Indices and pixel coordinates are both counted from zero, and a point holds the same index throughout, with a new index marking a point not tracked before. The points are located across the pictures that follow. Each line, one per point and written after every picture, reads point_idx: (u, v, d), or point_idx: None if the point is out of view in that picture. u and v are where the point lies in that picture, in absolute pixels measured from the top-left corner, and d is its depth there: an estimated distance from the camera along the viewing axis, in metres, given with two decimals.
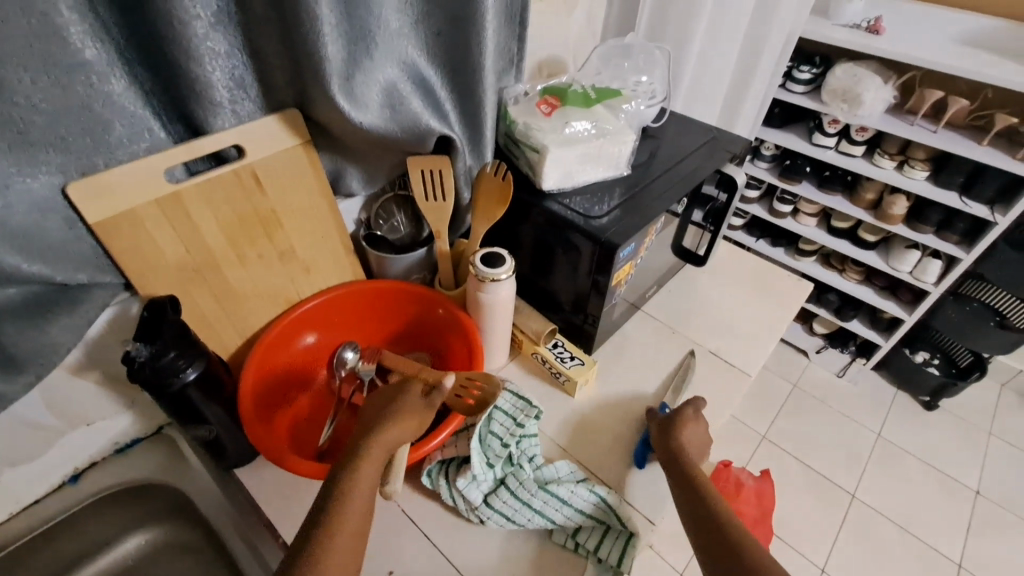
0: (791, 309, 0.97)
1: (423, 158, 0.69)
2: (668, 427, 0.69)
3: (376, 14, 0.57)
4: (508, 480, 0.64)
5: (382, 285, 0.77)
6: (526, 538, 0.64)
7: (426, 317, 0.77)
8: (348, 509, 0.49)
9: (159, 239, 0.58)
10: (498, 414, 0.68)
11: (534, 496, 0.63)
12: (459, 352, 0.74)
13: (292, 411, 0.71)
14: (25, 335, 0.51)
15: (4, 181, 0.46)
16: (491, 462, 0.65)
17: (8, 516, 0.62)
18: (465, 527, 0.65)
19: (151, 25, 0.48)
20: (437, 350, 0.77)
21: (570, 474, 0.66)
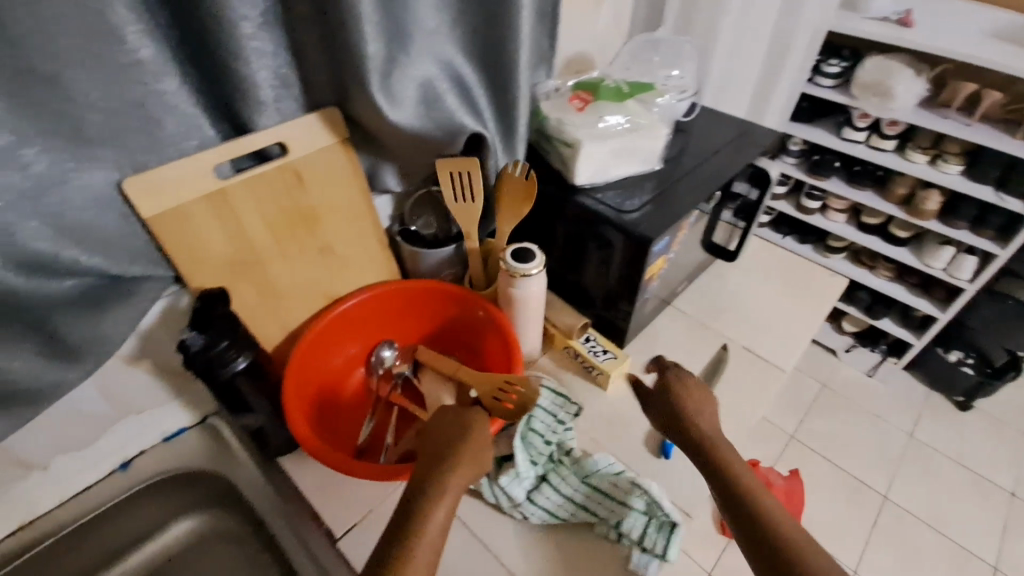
0: (824, 304, 0.96)
1: (451, 159, 0.68)
2: (683, 420, 0.67)
3: (415, 12, 0.58)
4: (550, 476, 0.66)
5: (419, 286, 0.76)
6: (568, 531, 0.65)
7: (463, 318, 0.77)
8: (425, 540, 0.49)
9: (206, 234, 0.60)
10: (539, 411, 0.71)
11: (577, 491, 0.65)
12: (497, 355, 0.74)
13: (334, 411, 0.73)
14: (82, 325, 0.53)
15: (63, 176, 0.48)
16: (534, 460, 0.67)
17: (59, 504, 0.64)
18: (503, 519, 0.65)
19: (200, 25, 0.50)
20: (471, 351, 0.78)
21: (608, 465, 0.67)
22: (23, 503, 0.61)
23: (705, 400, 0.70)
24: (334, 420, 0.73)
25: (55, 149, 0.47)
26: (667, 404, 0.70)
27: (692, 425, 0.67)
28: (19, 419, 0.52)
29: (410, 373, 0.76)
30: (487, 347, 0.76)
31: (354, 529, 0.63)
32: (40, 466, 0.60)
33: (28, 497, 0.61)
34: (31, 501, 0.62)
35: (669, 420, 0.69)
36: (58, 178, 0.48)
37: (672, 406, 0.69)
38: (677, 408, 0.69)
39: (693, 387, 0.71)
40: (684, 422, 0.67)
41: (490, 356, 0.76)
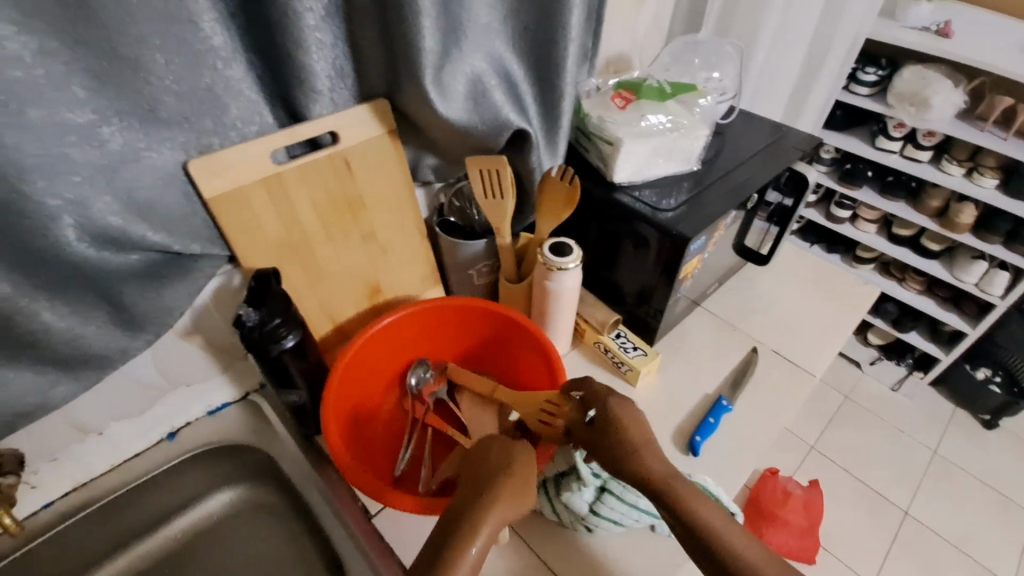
0: (855, 312, 0.95)
1: (481, 158, 0.70)
2: (625, 459, 0.54)
3: (469, 9, 0.60)
4: (611, 485, 0.62)
5: (459, 302, 0.74)
6: (625, 537, 0.65)
7: (503, 336, 0.75)
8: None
9: (261, 217, 0.63)
10: None
11: (640, 498, 0.63)
12: (540, 372, 0.73)
13: (370, 428, 0.72)
14: (146, 297, 0.56)
15: (135, 154, 0.51)
16: (596, 473, 0.64)
17: (110, 468, 0.67)
18: (540, 519, 0.67)
19: (267, 16, 0.52)
20: (511, 370, 0.77)
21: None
22: (78, 465, 0.64)
23: (642, 431, 0.56)
24: (371, 445, 0.71)
25: (129, 128, 0.50)
26: (597, 439, 0.57)
27: (637, 470, 0.54)
28: (84, 383, 0.55)
29: (445, 394, 0.75)
30: (528, 367, 0.75)
31: (386, 515, 0.66)
32: (95, 431, 0.63)
33: (82, 459, 0.64)
34: (85, 464, 0.65)
35: (612, 465, 0.55)
36: (131, 156, 0.51)
37: (613, 452, 0.55)
38: (622, 456, 0.55)
39: (620, 405, 0.57)
40: (627, 470, 0.54)
41: (527, 370, 0.75)
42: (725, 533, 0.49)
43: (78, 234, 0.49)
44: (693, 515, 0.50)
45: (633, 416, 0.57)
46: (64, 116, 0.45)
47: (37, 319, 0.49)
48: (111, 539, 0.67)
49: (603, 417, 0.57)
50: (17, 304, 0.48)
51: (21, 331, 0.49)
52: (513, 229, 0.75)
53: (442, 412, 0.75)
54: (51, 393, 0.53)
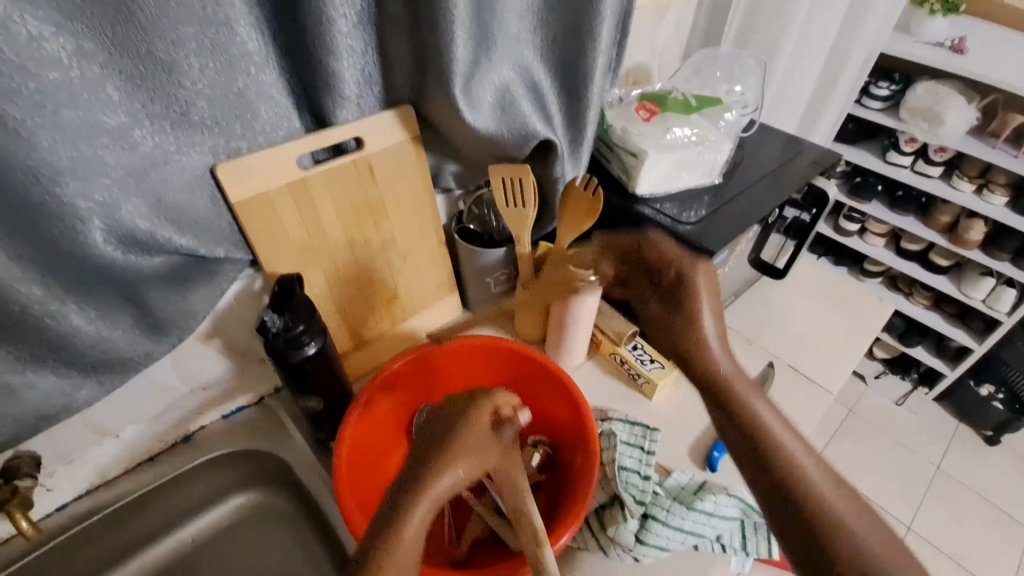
0: (870, 328, 0.95)
1: (503, 165, 0.69)
2: (682, 347, 0.55)
3: (501, 18, 0.60)
4: (655, 511, 0.60)
5: (474, 343, 0.71)
6: (669, 561, 0.61)
7: (518, 377, 0.72)
8: (393, 563, 0.43)
9: (285, 222, 0.63)
10: (622, 448, 0.65)
11: (685, 519, 0.60)
12: (555, 411, 0.69)
13: (378, 484, 0.67)
14: (169, 300, 0.55)
15: (165, 157, 0.51)
16: (638, 500, 0.61)
17: (124, 471, 0.67)
18: (576, 554, 0.62)
19: (300, 21, 0.52)
20: (523, 419, 0.73)
21: (686, 480, 0.66)
22: (95, 467, 0.64)
23: (720, 323, 0.56)
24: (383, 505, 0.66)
25: (160, 131, 0.50)
26: (669, 307, 0.57)
27: (702, 368, 0.54)
28: (107, 386, 0.55)
29: None
30: (537, 408, 0.71)
31: None
32: (112, 432, 0.63)
33: (98, 461, 0.64)
34: (100, 466, 0.64)
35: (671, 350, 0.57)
36: (160, 159, 0.50)
37: (671, 327, 0.56)
38: (687, 343, 0.55)
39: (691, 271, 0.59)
40: (692, 365, 0.55)
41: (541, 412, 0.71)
42: (795, 455, 0.47)
43: (106, 236, 0.48)
44: (761, 429, 0.49)
45: (705, 289, 0.57)
46: (98, 118, 0.45)
47: (66, 322, 0.49)
48: (123, 543, 0.66)
49: (672, 283, 0.58)
50: (45, 307, 0.47)
51: (44, 333, 0.48)
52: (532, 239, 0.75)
53: None
54: (76, 396, 0.53)
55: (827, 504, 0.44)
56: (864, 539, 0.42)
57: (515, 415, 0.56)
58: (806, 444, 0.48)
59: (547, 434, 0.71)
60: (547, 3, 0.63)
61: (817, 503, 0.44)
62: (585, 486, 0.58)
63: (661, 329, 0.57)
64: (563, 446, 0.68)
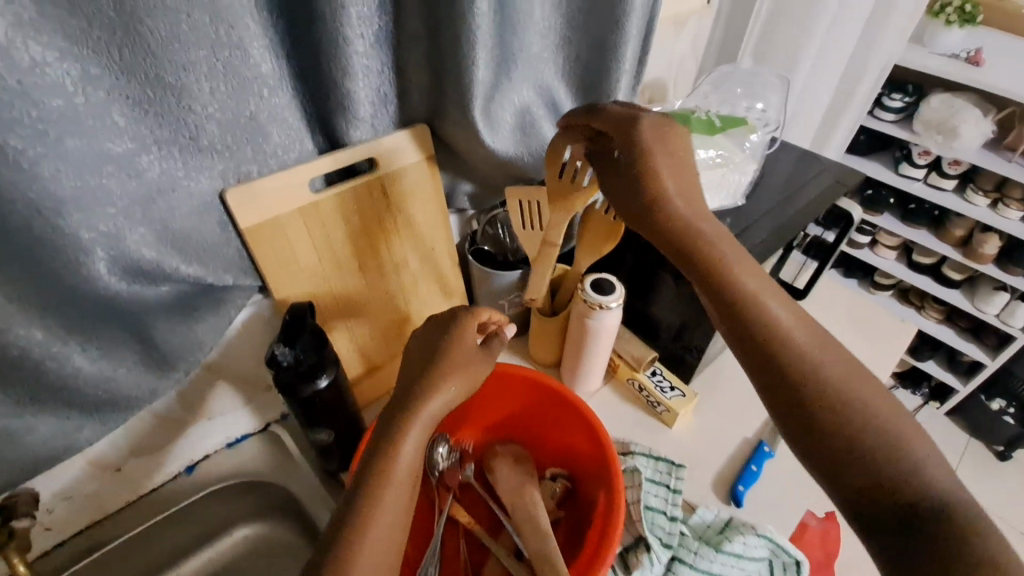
0: (893, 351, 0.92)
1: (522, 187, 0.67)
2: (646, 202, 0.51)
3: (523, 37, 0.58)
4: (681, 554, 0.59)
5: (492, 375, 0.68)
6: None
7: (537, 408, 0.69)
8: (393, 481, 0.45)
9: (296, 247, 0.60)
10: (647, 485, 0.63)
11: (712, 562, 0.58)
12: (574, 442, 0.66)
13: None
14: (175, 332, 0.53)
15: (172, 184, 0.48)
16: (665, 543, 0.60)
17: (125, 503, 0.64)
18: None
19: (316, 42, 0.50)
20: (540, 451, 0.70)
21: (712, 517, 0.63)
22: (95, 501, 0.61)
23: (685, 186, 0.52)
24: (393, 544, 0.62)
25: (167, 157, 0.47)
26: (618, 167, 0.52)
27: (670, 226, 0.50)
28: (109, 425, 0.53)
29: (474, 476, 0.67)
30: (553, 439, 0.69)
31: None
32: (113, 466, 0.60)
33: (98, 496, 0.61)
34: (100, 501, 0.62)
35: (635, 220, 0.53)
36: (167, 186, 0.48)
37: (642, 201, 0.51)
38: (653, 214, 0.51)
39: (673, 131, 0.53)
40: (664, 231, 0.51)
41: (561, 445, 0.68)
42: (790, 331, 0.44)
43: (109, 268, 0.46)
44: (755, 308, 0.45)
45: (664, 148, 0.52)
46: (104, 145, 0.43)
47: (68, 364, 0.47)
48: None
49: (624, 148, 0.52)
50: (46, 344, 0.45)
51: (43, 373, 0.46)
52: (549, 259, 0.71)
53: (471, 499, 0.67)
54: (77, 437, 0.51)
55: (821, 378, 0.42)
56: (863, 404, 0.41)
57: (501, 329, 0.60)
58: (800, 317, 0.45)
59: (566, 467, 0.68)
60: (569, 20, 0.61)
61: (816, 377, 0.42)
62: (609, 519, 0.56)
63: (624, 188, 0.52)
64: (584, 481, 0.65)
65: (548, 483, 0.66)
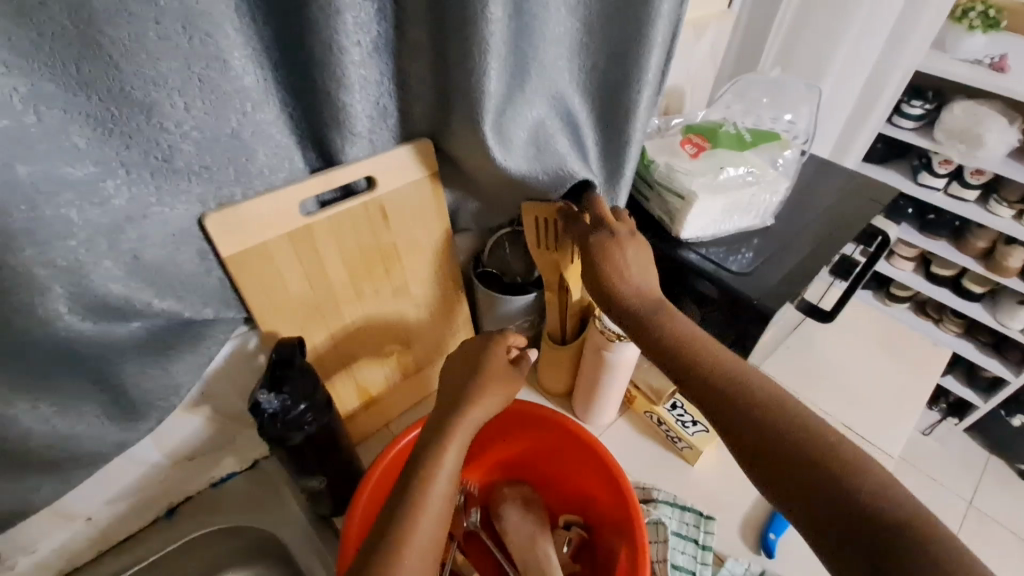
0: (925, 377, 0.86)
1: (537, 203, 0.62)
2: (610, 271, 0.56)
3: (537, 45, 0.52)
4: None
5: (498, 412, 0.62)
6: None
7: (545, 443, 0.63)
8: (430, 504, 0.44)
9: (285, 277, 0.55)
10: (673, 541, 0.60)
11: None
12: (587, 486, 0.61)
13: None
14: (147, 374, 0.47)
15: (143, 211, 0.43)
16: None
17: (99, 553, 0.59)
18: None
19: (307, 50, 0.44)
20: (551, 493, 0.65)
21: (743, 570, 0.60)
22: (64, 554, 0.56)
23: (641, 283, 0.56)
24: None
25: (137, 182, 0.42)
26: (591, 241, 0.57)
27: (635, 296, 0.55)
28: (72, 480, 0.47)
29: (479, 523, 0.62)
30: (567, 481, 0.63)
31: None
32: (84, 516, 0.55)
33: (67, 547, 0.56)
34: (69, 553, 0.56)
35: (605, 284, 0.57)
36: (137, 214, 0.42)
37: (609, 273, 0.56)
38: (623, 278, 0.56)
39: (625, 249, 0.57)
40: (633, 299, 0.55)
41: (574, 487, 0.63)
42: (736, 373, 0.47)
43: (68, 308, 0.40)
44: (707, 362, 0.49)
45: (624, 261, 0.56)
46: (61, 170, 0.37)
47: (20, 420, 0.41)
48: None
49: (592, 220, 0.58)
50: None
51: None
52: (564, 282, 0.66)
53: (475, 551, 0.61)
54: (33, 496, 0.45)
55: (772, 421, 0.43)
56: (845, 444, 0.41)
57: (524, 351, 0.58)
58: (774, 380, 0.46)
59: (580, 513, 0.63)
60: (588, 26, 0.55)
61: (770, 410, 0.44)
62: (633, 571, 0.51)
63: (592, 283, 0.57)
64: (601, 529, 0.60)
65: (562, 532, 0.60)
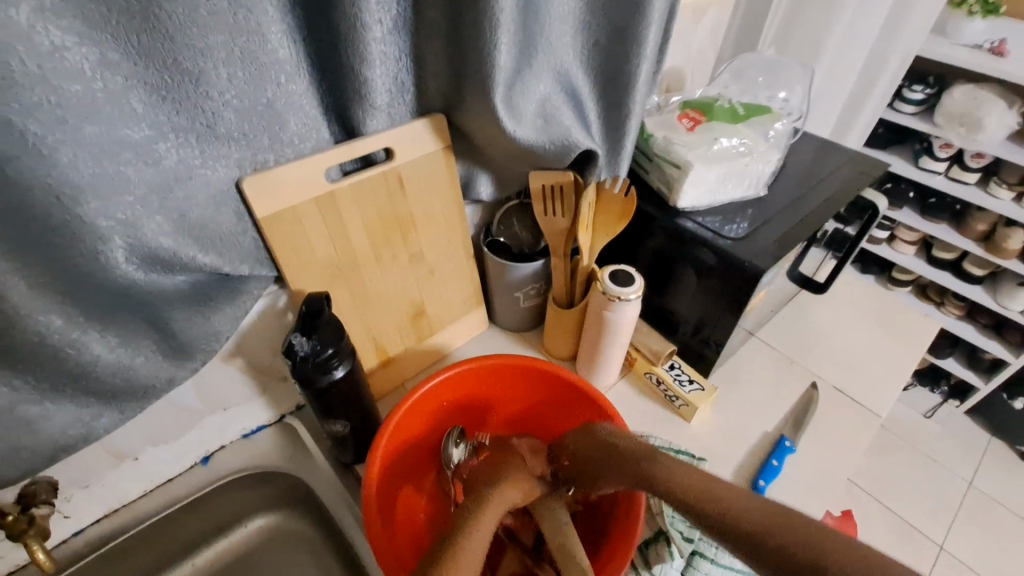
0: (917, 349, 0.90)
1: (545, 171, 0.67)
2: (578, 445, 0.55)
3: (543, 24, 0.57)
4: (705, 551, 0.60)
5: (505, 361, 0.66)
6: None
7: (551, 395, 0.68)
8: (467, 550, 0.45)
9: (313, 238, 0.60)
10: None
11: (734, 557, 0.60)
12: None
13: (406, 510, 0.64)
14: (191, 322, 0.52)
15: (189, 172, 0.48)
16: (687, 537, 0.60)
17: (142, 494, 0.65)
18: None
19: (333, 26, 0.49)
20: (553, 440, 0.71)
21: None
22: (114, 491, 0.62)
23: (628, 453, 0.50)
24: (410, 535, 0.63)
25: (185, 145, 0.46)
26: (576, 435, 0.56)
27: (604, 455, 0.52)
28: (127, 415, 0.53)
29: None
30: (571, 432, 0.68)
31: None
32: (131, 456, 0.60)
33: (115, 487, 0.62)
34: (117, 491, 0.62)
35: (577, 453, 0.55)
36: (184, 175, 0.47)
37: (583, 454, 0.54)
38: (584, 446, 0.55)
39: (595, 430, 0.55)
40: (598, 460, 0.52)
41: None
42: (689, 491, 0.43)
43: (127, 257, 0.45)
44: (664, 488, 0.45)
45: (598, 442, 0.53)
46: (122, 132, 0.42)
47: (84, 355, 0.46)
48: (143, 566, 0.64)
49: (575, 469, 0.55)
50: (68, 336, 0.45)
51: (65, 363, 0.46)
52: (568, 248, 0.71)
53: None
54: (92, 430, 0.51)
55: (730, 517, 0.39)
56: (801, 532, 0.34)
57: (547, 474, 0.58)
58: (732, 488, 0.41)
59: None
60: (589, 5, 0.59)
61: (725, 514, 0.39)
62: (631, 500, 0.56)
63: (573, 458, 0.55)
64: None
65: None
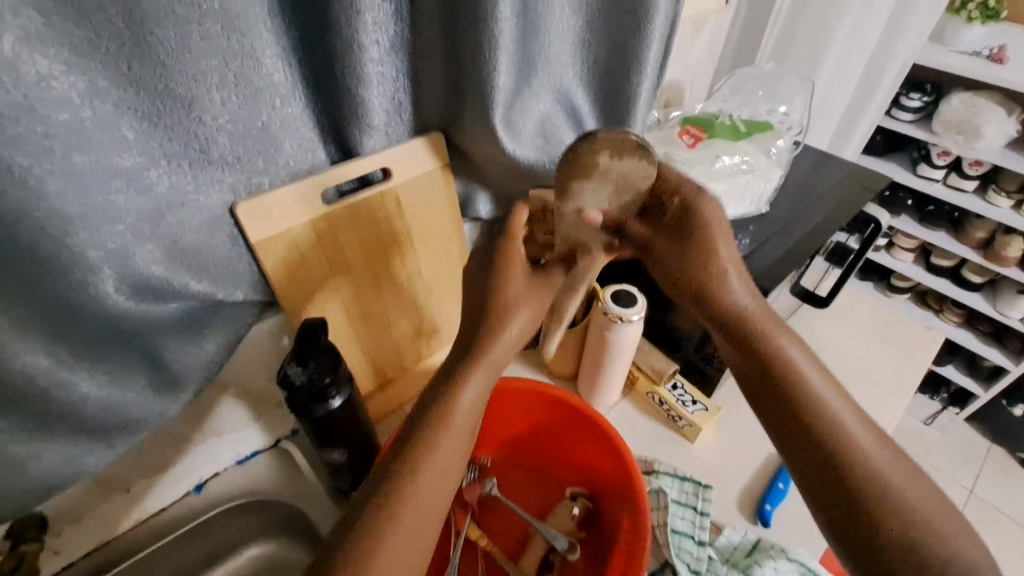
0: (921, 363, 0.89)
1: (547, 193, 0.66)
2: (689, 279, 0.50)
3: (543, 41, 0.56)
4: None
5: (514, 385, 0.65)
6: None
7: (557, 423, 0.67)
8: (405, 502, 0.43)
9: (309, 261, 0.58)
10: (674, 507, 0.63)
11: None
12: (595, 462, 0.64)
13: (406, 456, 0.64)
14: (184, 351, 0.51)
15: (181, 199, 0.46)
16: (694, 568, 0.59)
17: (133, 525, 0.63)
18: None
19: (329, 46, 0.48)
20: (557, 467, 0.69)
21: (740, 538, 0.62)
22: (105, 521, 0.60)
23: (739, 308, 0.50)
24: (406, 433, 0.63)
25: (176, 172, 0.45)
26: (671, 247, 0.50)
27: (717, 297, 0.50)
28: (118, 448, 0.51)
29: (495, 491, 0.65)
30: (576, 456, 0.66)
31: None
32: (122, 486, 0.59)
33: (106, 518, 0.60)
34: (106, 522, 0.60)
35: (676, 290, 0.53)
36: (176, 202, 0.46)
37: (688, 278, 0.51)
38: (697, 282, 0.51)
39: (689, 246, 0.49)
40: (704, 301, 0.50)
41: (583, 463, 0.66)
42: (835, 413, 0.46)
43: (117, 289, 0.44)
44: (804, 393, 0.47)
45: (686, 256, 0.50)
46: (112, 160, 0.41)
47: (73, 392, 0.45)
48: None
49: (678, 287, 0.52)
50: (55, 375, 0.44)
51: (53, 400, 0.44)
52: None
53: (488, 515, 0.65)
54: (83, 464, 0.49)
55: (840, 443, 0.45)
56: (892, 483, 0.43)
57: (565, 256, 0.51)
58: (849, 402, 0.47)
59: (586, 485, 0.66)
60: (589, 23, 0.59)
61: (829, 436, 0.45)
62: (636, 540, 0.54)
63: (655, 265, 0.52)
64: (606, 502, 0.63)
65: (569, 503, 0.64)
